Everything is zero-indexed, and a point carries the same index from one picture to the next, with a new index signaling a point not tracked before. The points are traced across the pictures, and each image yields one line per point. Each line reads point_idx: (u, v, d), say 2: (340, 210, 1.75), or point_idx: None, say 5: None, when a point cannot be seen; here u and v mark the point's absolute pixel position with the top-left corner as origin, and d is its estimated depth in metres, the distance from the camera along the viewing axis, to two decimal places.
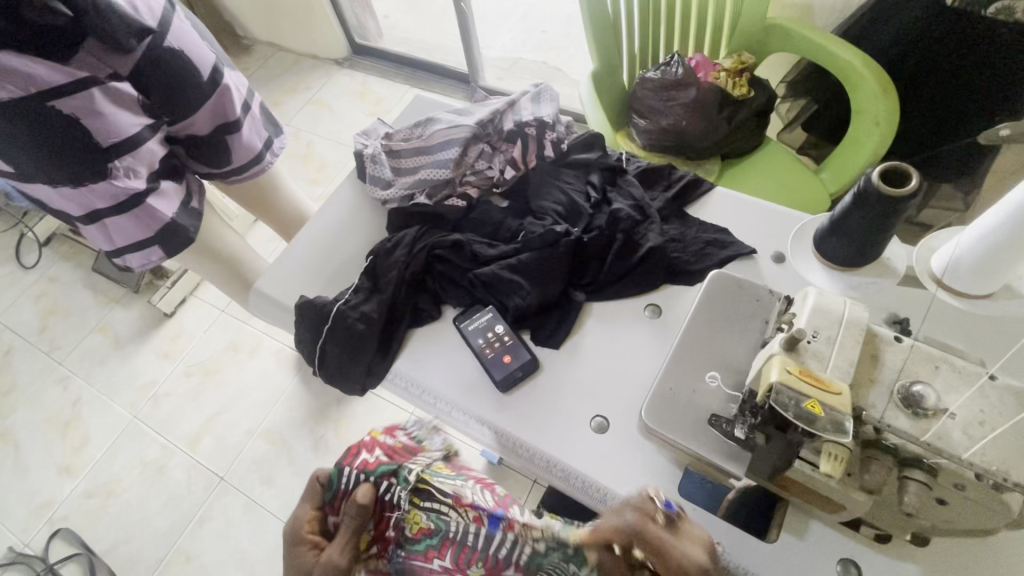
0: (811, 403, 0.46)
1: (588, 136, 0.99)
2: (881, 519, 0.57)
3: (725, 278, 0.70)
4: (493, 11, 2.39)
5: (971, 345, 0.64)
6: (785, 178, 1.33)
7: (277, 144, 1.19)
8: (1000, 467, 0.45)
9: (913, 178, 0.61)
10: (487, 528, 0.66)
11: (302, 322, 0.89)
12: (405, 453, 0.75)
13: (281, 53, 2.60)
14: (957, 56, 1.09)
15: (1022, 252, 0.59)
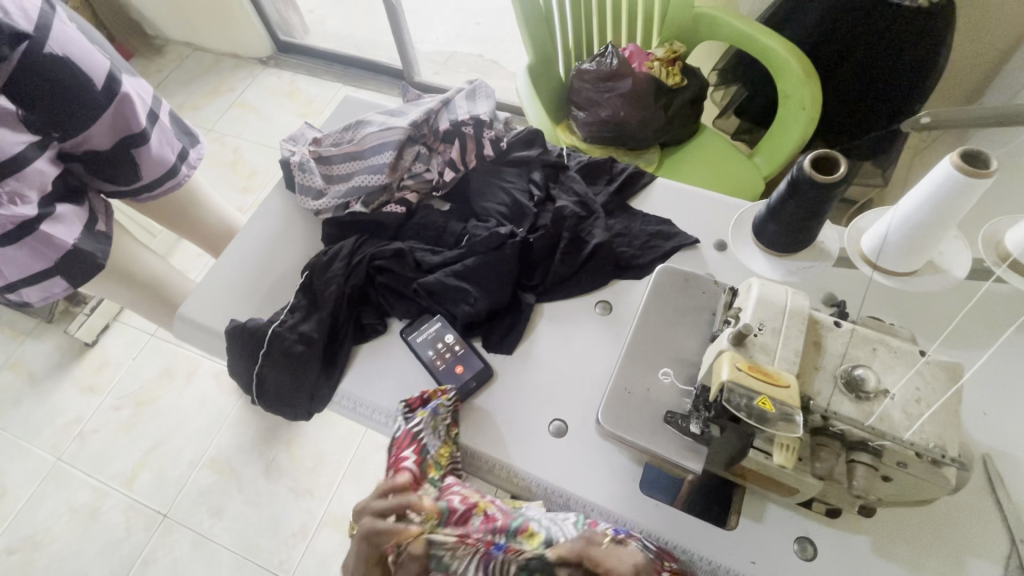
0: (762, 400, 0.46)
1: (528, 132, 0.97)
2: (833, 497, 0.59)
3: (672, 272, 0.70)
4: (425, 4, 2.33)
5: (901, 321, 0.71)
6: (721, 165, 1.37)
7: (194, 155, 1.09)
8: (938, 443, 0.47)
9: (842, 165, 0.61)
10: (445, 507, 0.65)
11: (234, 348, 0.82)
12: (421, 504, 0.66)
13: (198, 52, 2.43)
14: (872, 45, 1.16)
15: (943, 229, 0.61)
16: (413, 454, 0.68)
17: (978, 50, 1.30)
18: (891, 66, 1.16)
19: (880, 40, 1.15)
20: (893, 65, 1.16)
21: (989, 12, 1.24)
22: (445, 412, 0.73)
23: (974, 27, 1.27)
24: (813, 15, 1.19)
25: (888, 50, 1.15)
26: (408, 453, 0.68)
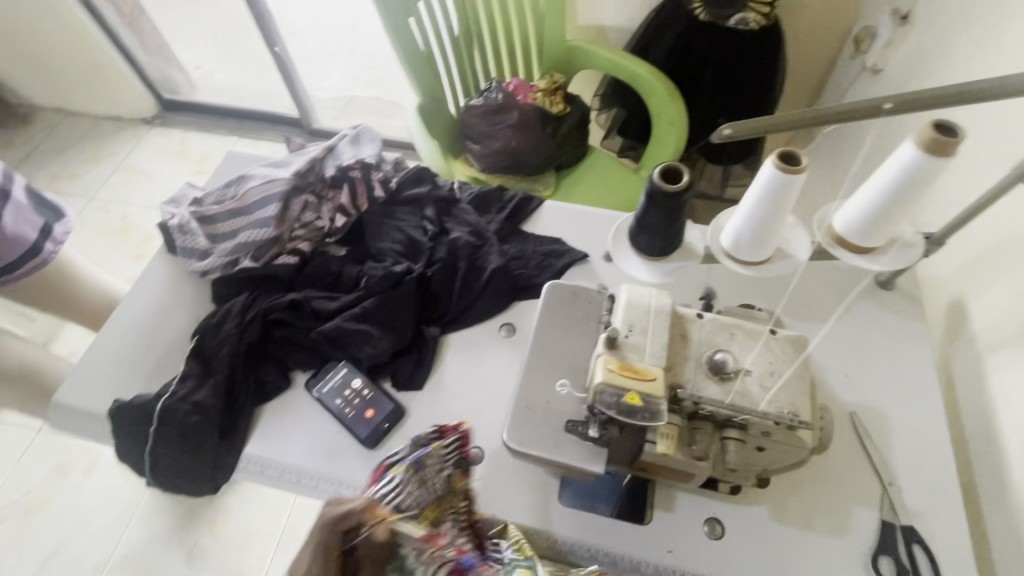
0: (630, 397, 0.51)
1: (416, 170, 0.99)
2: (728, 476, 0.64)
3: (559, 288, 0.74)
4: (318, 51, 2.32)
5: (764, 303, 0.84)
6: (611, 182, 1.48)
7: (61, 228, 1.01)
8: (791, 409, 0.53)
9: (685, 175, 0.68)
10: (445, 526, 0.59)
11: (121, 430, 0.76)
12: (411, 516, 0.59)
13: (71, 117, 2.27)
14: (718, 65, 1.35)
15: (781, 220, 0.69)
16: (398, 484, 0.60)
17: (808, 60, 1.51)
18: (738, 81, 1.36)
19: (723, 61, 1.34)
20: (738, 80, 1.36)
21: (811, 28, 1.44)
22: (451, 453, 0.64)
23: (800, 42, 1.47)
24: (666, 43, 1.36)
25: (731, 68, 1.34)
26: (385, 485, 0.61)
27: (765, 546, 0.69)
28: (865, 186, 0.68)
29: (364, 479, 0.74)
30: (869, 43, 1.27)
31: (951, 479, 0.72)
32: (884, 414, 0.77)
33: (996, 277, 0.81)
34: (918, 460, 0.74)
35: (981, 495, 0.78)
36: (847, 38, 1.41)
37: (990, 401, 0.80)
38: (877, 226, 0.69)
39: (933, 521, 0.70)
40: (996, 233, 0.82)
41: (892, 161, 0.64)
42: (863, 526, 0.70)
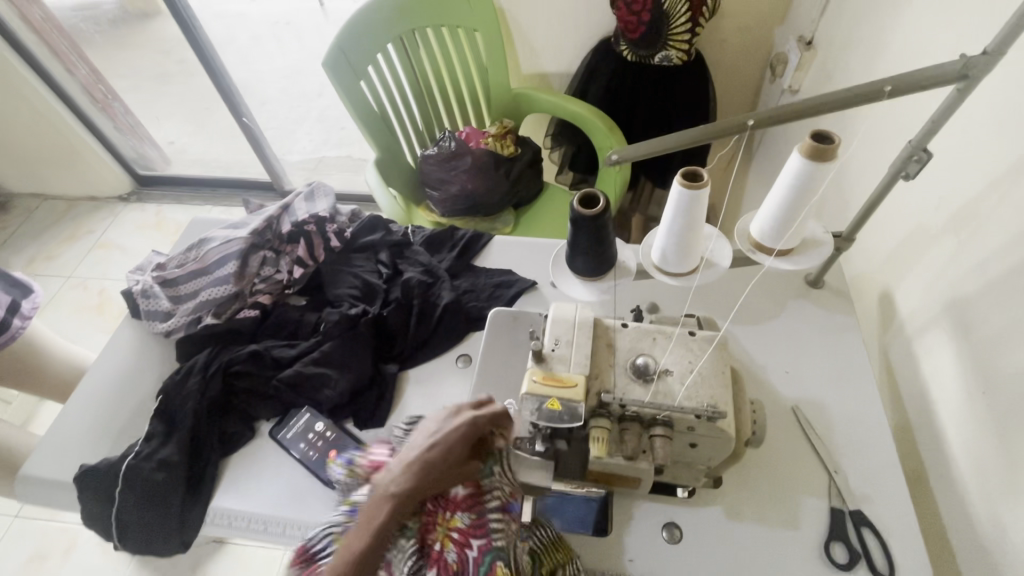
0: (552, 403, 0.55)
1: (369, 219, 1.05)
2: (683, 476, 0.69)
3: (501, 314, 0.79)
4: (287, 117, 2.40)
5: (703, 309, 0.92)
6: (566, 215, 1.56)
7: (29, 304, 1.07)
8: (711, 402, 0.57)
9: (602, 198, 0.72)
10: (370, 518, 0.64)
11: (86, 495, 0.77)
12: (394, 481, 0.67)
13: (49, 201, 2.33)
14: (651, 96, 1.45)
15: (696, 232, 0.74)
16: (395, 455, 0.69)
17: (737, 88, 1.62)
18: (672, 108, 1.47)
19: (655, 92, 1.44)
20: (673, 108, 1.47)
21: (735, 58, 1.55)
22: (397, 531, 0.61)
23: (727, 72, 1.59)
24: (603, 80, 1.48)
25: (663, 98, 1.45)
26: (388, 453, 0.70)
27: (723, 544, 0.71)
28: (769, 195, 0.74)
29: (331, 520, 0.75)
30: (783, 67, 1.39)
31: (894, 460, 0.75)
32: (825, 405, 0.81)
33: (911, 266, 0.87)
34: (861, 445, 0.77)
35: (930, 474, 0.80)
36: (767, 64, 1.53)
37: (925, 383, 0.84)
38: (784, 231, 0.74)
39: (881, 503, 0.72)
40: (906, 226, 0.89)
41: (786, 170, 0.70)
42: (815, 515, 0.72)
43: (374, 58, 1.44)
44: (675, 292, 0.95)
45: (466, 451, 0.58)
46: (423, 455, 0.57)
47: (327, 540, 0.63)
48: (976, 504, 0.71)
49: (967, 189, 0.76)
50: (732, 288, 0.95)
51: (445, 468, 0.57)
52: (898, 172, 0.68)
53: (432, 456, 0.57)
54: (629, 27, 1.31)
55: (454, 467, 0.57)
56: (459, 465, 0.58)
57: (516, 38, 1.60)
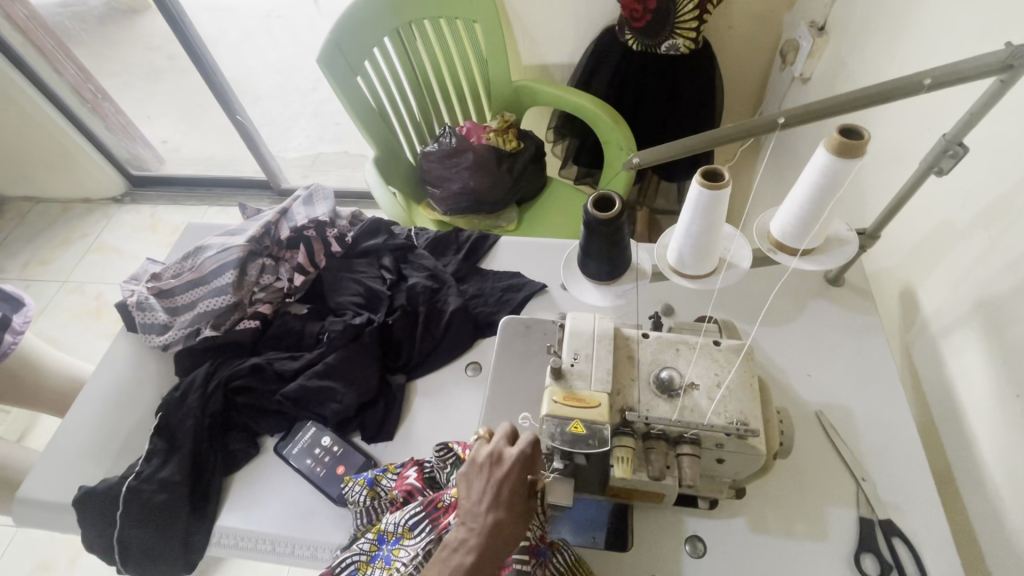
0: (574, 425, 0.52)
1: (370, 222, 1.01)
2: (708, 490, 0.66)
3: (513, 322, 0.77)
4: (281, 113, 2.35)
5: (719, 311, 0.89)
6: (572, 211, 1.52)
7: (20, 319, 1.07)
8: (741, 417, 0.54)
9: (616, 201, 0.69)
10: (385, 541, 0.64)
11: (85, 518, 0.74)
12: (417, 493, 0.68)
13: (41, 204, 2.28)
14: (657, 86, 1.41)
15: (716, 233, 0.71)
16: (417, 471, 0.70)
17: (744, 77, 1.58)
18: (679, 99, 1.43)
19: (662, 82, 1.40)
20: (680, 98, 1.42)
21: (742, 46, 1.51)
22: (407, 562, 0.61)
23: (734, 59, 1.54)
24: (607, 71, 1.43)
25: (670, 88, 1.41)
26: (410, 472, 0.71)
27: (749, 557, 0.68)
28: (791, 195, 0.71)
29: (341, 539, 0.72)
30: (794, 54, 1.35)
31: (923, 466, 0.72)
32: (848, 409, 0.78)
33: (936, 262, 0.83)
34: (887, 450, 0.74)
35: (958, 478, 0.78)
36: (776, 51, 1.48)
37: (951, 384, 0.81)
38: (808, 231, 0.71)
39: (910, 511, 0.70)
40: (930, 220, 0.85)
41: (810, 168, 0.67)
42: (841, 525, 0.70)
43: (370, 53, 1.39)
44: (690, 294, 0.91)
45: (527, 495, 0.56)
46: (489, 515, 0.54)
47: (351, 568, 0.63)
48: (1009, 510, 0.69)
49: (997, 182, 0.73)
50: (748, 288, 0.92)
51: (515, 520, 0.54)
52: (929, 168, 0.65)
53: (501, 514, 0.54)
54: (634, 15, 1.26)
55: (522, 516, 0.55)
56: (525, 514, 0.55)
57: (516, 28, 1.55)
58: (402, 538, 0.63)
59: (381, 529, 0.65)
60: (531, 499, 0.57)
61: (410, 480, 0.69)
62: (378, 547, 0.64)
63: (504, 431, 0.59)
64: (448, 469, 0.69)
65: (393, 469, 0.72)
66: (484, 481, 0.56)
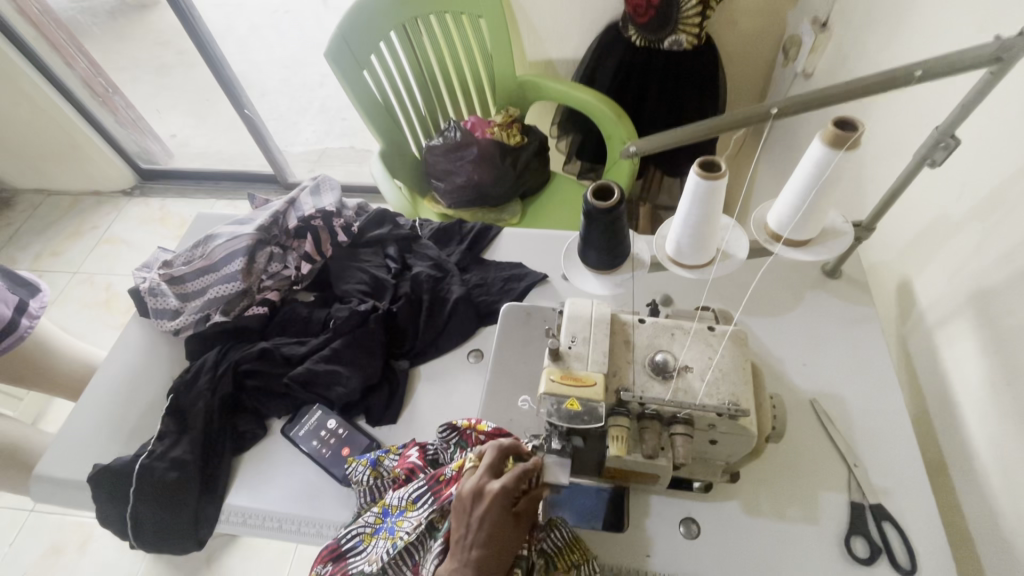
0: (571, 403, 0.54)
1: (376, 213, 1.04)
2: (702, 472, 0.67)
3: (514, 309, 0.79)
4: (289, 108, 2.38)
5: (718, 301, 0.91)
6: (574, 205, 1.54)
7: (35, 304, 1.12)
8: (733, 399, 0.56)
9: (615, 191, 0.70)
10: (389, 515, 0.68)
11: (99, 495, 0.77)
12: (416, 471, 0.70)
13: (52, 197, 2.32)
14: (661, 82, 1.42)
15: (714, 223, 0.72)
16: (418, 451, 0.72)
17: (747, 73, 1.59)
18: (682, 95, 1.44)
19: (665, 78, 1.41)
20: (683, 93, 1.44)
21: (745, 42, 1.52)
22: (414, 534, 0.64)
23: (737, 55, 1.55)
24: (610, 66, 1.44)
25: (673, 84, 1.42)
26: (411, 451, 0.73)
27: (742, 539, 0.70)
28: (787, 187, 0.72)
29: (345, 517, 0.75)
30: (797, 50, 1.36)
31: (915, 453, 0.74)
32: (843, 397, 0.80)
33: (932, 254, 0.85)
34: (880, 437, 0.76)
35: (950, 466, 0.79)
36: (779, 47, 1.49)
37: (946, 374, 0.82)
38: (803, 221, 0.73)
39: (901, 496, 0.71)
40: (926, 213, 0.87)
41: (806, 159, 0.68)
42: (834, 509, 0.71)
43: (377, 47, 1.41)
44: (688, 284, 0.93)
45: (512, 527, 0.57)
46: (473, 552, 0.56)
47: (357, 538, 0.68)
48: (999, 496, 0.70)
49: (991, 175, 0.74)
50: (745, 278, 0.94)
51: (498, 554, 0.56)
52: (922, 160, 0.66)
53: (485, 549, 0.56)
54: (638, 11, 1.29)
55: (506, 548, 0.57)
56: (508, 548, 0.57)
57: (521, 23, 1.57)
58: (406, 511, 0.66)
59: (386, 503, 0.69)
60: (518, 528, 0.58)
61: (412, 459, 0.71)
62: (383, 519, 0.68)
63: (489, 463, 0.60)
64: (451, 449, 0.70)
65: (395, 450, 0.74)
66: (469, 513, 0.58)
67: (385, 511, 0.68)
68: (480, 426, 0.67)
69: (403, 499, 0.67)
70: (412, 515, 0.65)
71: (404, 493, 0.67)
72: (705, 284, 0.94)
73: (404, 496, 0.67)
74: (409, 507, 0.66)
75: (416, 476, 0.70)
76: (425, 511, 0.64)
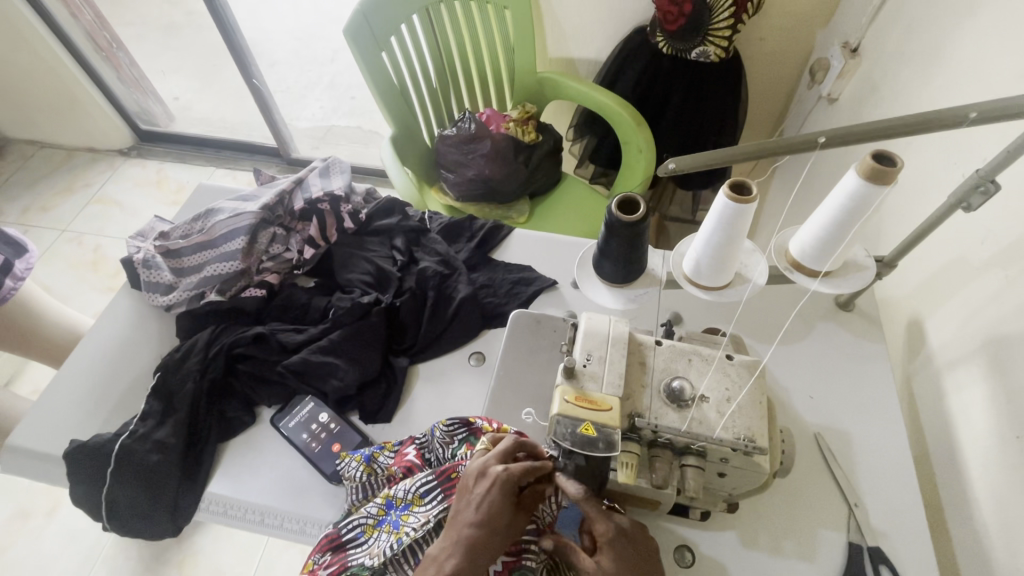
0: (586, 427, 0.52)
1: (385, 202, 1.00)
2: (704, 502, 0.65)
3: (524, 316, 0.77)
4: (297, 81, 2.32)
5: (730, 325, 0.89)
6: (584, 210, 1.51)
7: (21, 265, 1.07)
8: (748, 435, 0.54)
9: (641, 206, 0.68)
10: (395, 507, 0.65)
11: (75, 473, 0.74)
12: (416, 467, 0.69)
13: (45, 149, 2.25)
14: (683, 94, 1.39)
15: (738, 247, 0.69)
16: (416, 449, 0.71)
17: (770, 92, 1.57)
18: (704, 108, 1.41)
19: (688, 90, 1.39)
20: (706, 107, 1.41)
21: (771, 60, 1.49)
22: (422, 532, 0.61)
23: (762, 72, 1.53)
24: (634, 72, 1.42)
25: (696, 96, 1.40)
26: (409, 448, 0.71)
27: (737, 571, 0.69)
28: (815, 214, 0.70)
29: (331, 516, 0.72)
30: (823, 74, 1.34)
31: (917, 497, 0.73)
32: (848, 435, 0.78)
33: (946, 297, 0.84)
34: (883, 479, 0.75)
35: (947, 512, 0.79)
36: (804, 69, 1.47)
37: (951, 419, 0.81)
38: (828, 253, 0.70)
39: (900, 541, 0.70)
40: (945, 254, 0.85)
41: (838, 191, 0.66)
42: (831, 547, 0.70)
43: (398, 29, 1.37)
44: (698, 304, 0.92)
45: (510, 516, 0.55)
46: (468, 530, 0.54)
47: (358, 530, 0.65)
48: (996, 549, 0.69)
49: (1019, 224, 0.72)
50: (757, 304, 0.92)
51: (493, 538, 0.54)
52: (958, 203, 0.65)
53: (480, 531, 0.54)
54: (669, 17, 1.24)
55: (502, 535, 0.54)
56: (504, 535, 0.54)
57: (546, 19, 1.54)
58: (412, 505, 0.64)
59: (390, 495, 0.66)
60: (515, 520, 0.56)
61: (410, 456, 0.70)
62: (385, 511, 0.66)
63: (502, 447, 0.58)
64: (455, 444, 0.67)
65: (390, 446, 0.72)
66: (472, 493, 0.56)
67: (388, 505, 0.66)
68: (502, 428, 0.66)
69: (406, 495, 0.65)
70: (417, 513, 0.63)
71: (408, 486, 0.66)
72: (715, 306, 0.92)
73: (408, 492, 0.65)
74: (415, 502, 0.64)
75: (416, 473, 0.68)
76: (434, 508, 0.62)
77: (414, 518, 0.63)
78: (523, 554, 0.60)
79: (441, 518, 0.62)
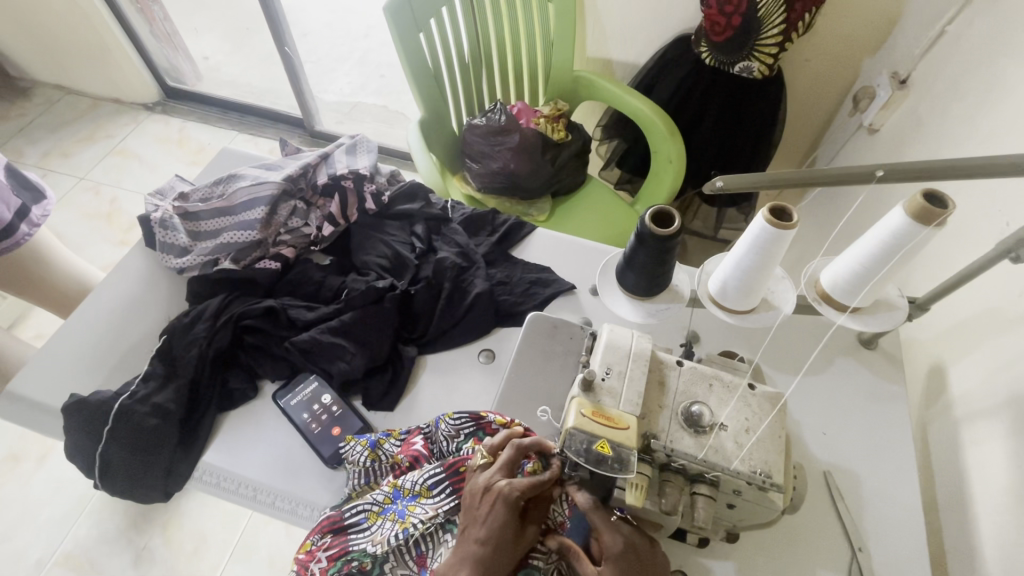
0: (601, 444, 0.51)
1: (408, 187, 0.98)
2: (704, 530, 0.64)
3: (541, 320, 0.74)
4: (328, 54, 2.29)
5: (751, 351, 0.88)
6: (606, 214, 1.49)
7: (38, 212, 1.07)
8: (764, 469, 0.52)
9: (675, 220, 0.65)
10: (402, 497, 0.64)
11: (72, 427, 0.73)
12: (421, 458, 0.68)
13: (71, 96, 2.24)
14: (720, 107, 1.37)
15: (769, 271, 0.67)
16: (423, 440, 0.69)
17: (808, 115, 1.53)
18: (740, 125, 1.39)
19: (726, 104, 1.36)
20: (741, 125, 1.39)
21: (813, 83, 1.46)
22: (427, 525, 0.61)
23: (802, 95, 1.49)
24: (673, 81, 1.39)
25: (732, 112, 1.37)
26: (417, 438, 0.69)
27: None
28: (851, 248, 0.68)
29: (328, 500, 0.71)
30: (867, 102, 1.30)
31: (921, 549, 0.71)
32: (858, 477, 0.76)
33: (973, 347, 0.81)
34: (889, 527, 0.72)
35: (950, 566, 0.77)
36: (847, 95, 1.43)
37: (964, 472, 0.79)
38: (861, 290, 0.68)
39: None
40: (977, 303, 0.83)
41: (880, 227, 0.64)
42: None
43: (438, 11, 1.35)
44: (717, 326, 0.90)
45: (517, 531, 0.55)
46: (476, 547, 0.54)
47: (361, 515, 0.63)
48: None
49: None
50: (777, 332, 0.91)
51: (501, 554, 0.54)
52: (1006, 253, 0.62)
53: (488, 548, 0.54)
54: (715, 28, 1.20)
55: (509, 551, 0.54)
56: (513, 551, 0.55)
57: (588, 18, 1.51)
58: (419, 496, 0.63)
59: (397, 484, 0.64)
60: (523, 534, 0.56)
61: (417, 446, 0.68)
62: (391, 500, 0.64)
63: (506, 460, 0.57)
64: (461, 438, 0.66)
65: (397, 434, 0.70)
66: (478, 508, 0.56)
67: (395, 494, 0.64)
68: (514, 423, 0.65)
69: (416, 485, 0.63)
70: (423, 506, 0.62)
71: (417, 477, 0.64)
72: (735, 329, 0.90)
73: (417, 482, 0.64)
74: (421, 495, 0.63)
75: (421, 465, 0.67)
76: (442, 502, 0.62)
77: (420, 512, 0.61)
78: (531, 554, 0.59)
79: (447, 514, 0.62)
